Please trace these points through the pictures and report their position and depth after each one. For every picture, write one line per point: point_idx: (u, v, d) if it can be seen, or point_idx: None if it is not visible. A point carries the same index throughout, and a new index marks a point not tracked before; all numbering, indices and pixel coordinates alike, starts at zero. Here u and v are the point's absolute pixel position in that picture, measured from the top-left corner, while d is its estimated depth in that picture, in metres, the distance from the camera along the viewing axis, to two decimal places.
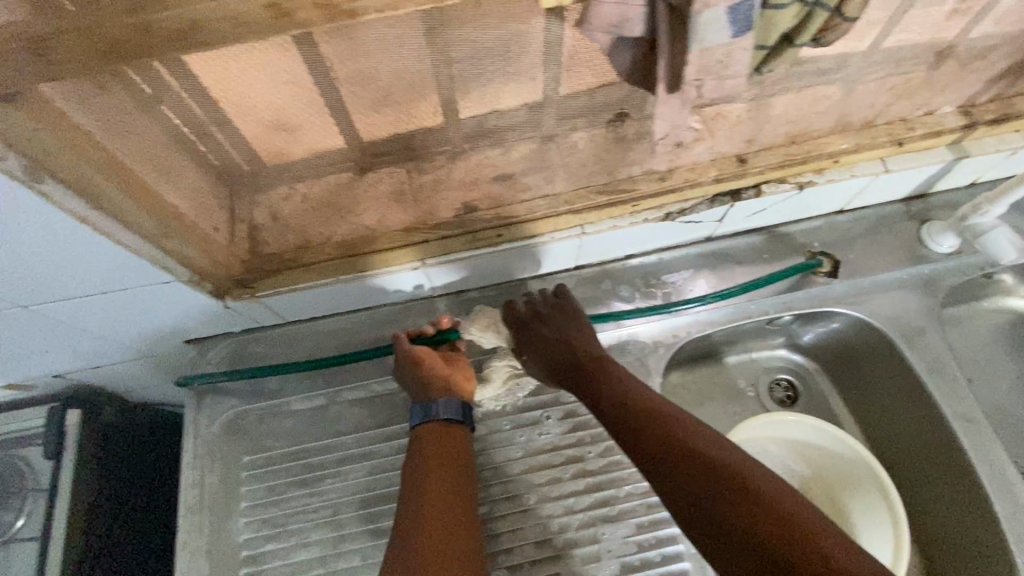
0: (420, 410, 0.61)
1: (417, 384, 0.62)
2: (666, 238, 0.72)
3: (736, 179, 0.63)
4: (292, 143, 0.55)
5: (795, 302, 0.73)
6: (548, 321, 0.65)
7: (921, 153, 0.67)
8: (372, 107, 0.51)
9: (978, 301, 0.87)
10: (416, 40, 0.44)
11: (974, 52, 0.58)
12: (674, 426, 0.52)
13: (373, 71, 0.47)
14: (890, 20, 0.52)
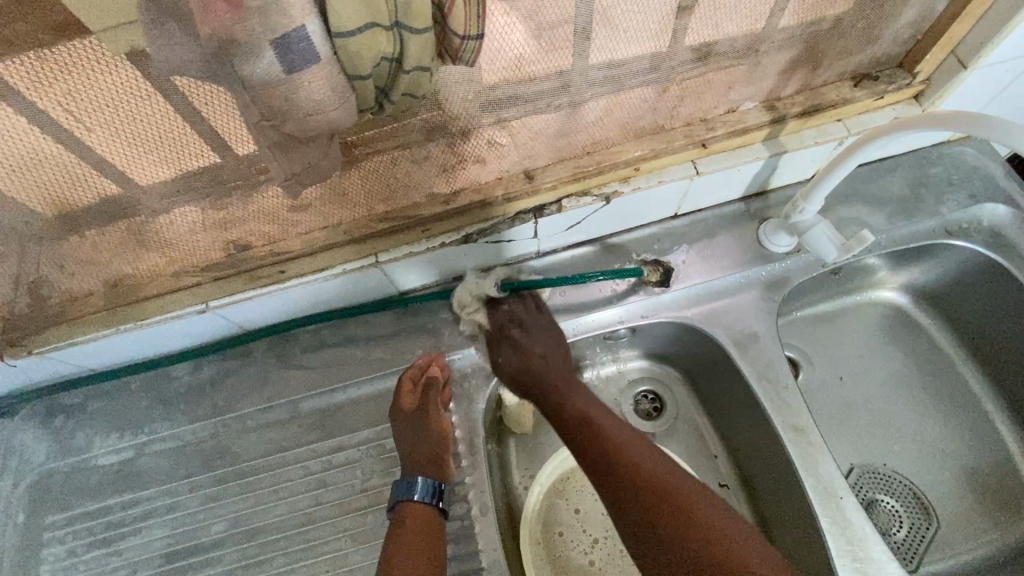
0: (406, 483, 0.59)
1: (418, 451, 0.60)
2: (486, 259, 0.69)
3: (527, 196, 0.61)
4: (50, 200, 0.46)
5: (627, 314, 0.70)
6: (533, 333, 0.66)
7: (732, 152, 0.64)
8: (122, 152, 0.43)
9: (851, 296, 0.82)
10: (115, 75, 0.36)
11: (747, 47, 0.55)
12: (618, 433, 0.59)
13: (92, 114, 0.39)
14: (629, 25, 0.49)
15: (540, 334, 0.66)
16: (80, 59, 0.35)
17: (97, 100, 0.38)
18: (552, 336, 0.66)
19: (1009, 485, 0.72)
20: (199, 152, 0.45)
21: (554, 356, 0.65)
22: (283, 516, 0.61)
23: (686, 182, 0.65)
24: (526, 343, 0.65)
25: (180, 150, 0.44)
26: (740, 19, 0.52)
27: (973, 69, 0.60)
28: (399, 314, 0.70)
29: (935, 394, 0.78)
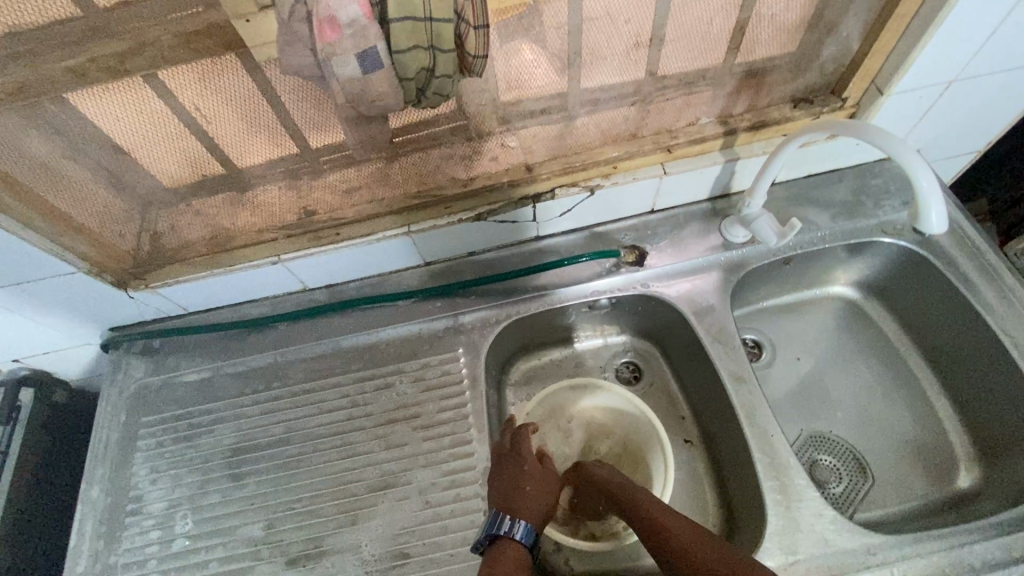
0: (498, 521, 0.64)
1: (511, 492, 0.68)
2: (495, 237, 0.86)
3: (527, 184, 0.78)
4: (189, 161, 0.68)
5: (608, 285, 0.85)
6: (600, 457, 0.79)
7: (694, 158, 0.80)
8: (244, 129, 0.64)
9: (812, 290, 0.95)
10: (249, 77, 0.56)
11: (688, 74, 0.74)
12: (657, 506, 0.67)
13: (229, 104, 0.59)
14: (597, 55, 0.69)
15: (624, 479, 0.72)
16: (229, 68, 0.55)
17: (225, 96, 0.58)
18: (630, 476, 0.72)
19: (941, 451, 0.81)
20: (293, 128, 0.65)
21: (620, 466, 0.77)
22: (326, 424, 0.78)
23: (658, 180, 0.81)
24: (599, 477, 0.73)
25: (278, 134, 0.66)
26: (687, 53, 0.71)
27: (888, 96, 0.74)
28: (424, 279, 0.88)
29: (881, 375, 0.89)
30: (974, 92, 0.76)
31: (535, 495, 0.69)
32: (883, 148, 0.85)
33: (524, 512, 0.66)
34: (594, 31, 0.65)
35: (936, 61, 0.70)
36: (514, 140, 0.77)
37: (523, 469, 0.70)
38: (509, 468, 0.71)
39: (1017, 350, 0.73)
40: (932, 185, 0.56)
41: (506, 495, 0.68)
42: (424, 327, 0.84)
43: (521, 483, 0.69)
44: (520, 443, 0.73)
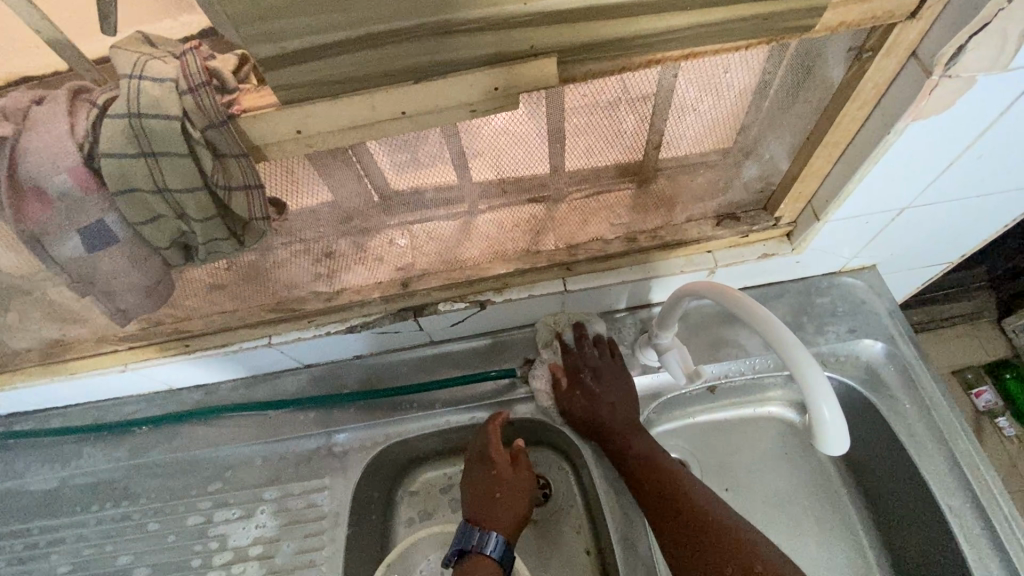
0: (465, 536, 0.67)
1: (479, 503, 0.69)
2: (380, 344, 0.76)
3: (403, 299, 0.68)
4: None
5: (505, 405, 0.75)
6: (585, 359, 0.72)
7: (600, 274, 0.70)
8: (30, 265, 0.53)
9: (749, 407, 0.84)
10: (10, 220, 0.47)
11: (585, 191, 0.62)
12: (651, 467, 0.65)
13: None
14: (465, 169, 0.55)
15: (613, 378, 0.71)
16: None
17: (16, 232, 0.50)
18: (619, 368, 0.71)
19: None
20: None
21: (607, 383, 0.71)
22: (170, 557, 0.69)
23: (559, 296, 0.70)
24: (586, 386, 0.70)
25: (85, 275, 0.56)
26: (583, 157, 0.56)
27: (824, 222, 0.63)
28: (302, 384, 0.78)
29: (820, 520, 0.77)
30: (929, 218, 0.65)
31: (507, 500, 0.69)
32: (827, 264, 0.73)
33: (496, 520, 0.67)
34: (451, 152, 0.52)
35: (878, 194, 0.58)
36: (404, 237, 0.62)
37: (493, 475, 0.69)
38: (477, 475, 0.70)
39: (959, 527, 0.63)
40: (825, 384, 0.44)
41: (478, 502, 0.69)
42: (294, 446, 0.75)
43: (492, 490, 0.69)
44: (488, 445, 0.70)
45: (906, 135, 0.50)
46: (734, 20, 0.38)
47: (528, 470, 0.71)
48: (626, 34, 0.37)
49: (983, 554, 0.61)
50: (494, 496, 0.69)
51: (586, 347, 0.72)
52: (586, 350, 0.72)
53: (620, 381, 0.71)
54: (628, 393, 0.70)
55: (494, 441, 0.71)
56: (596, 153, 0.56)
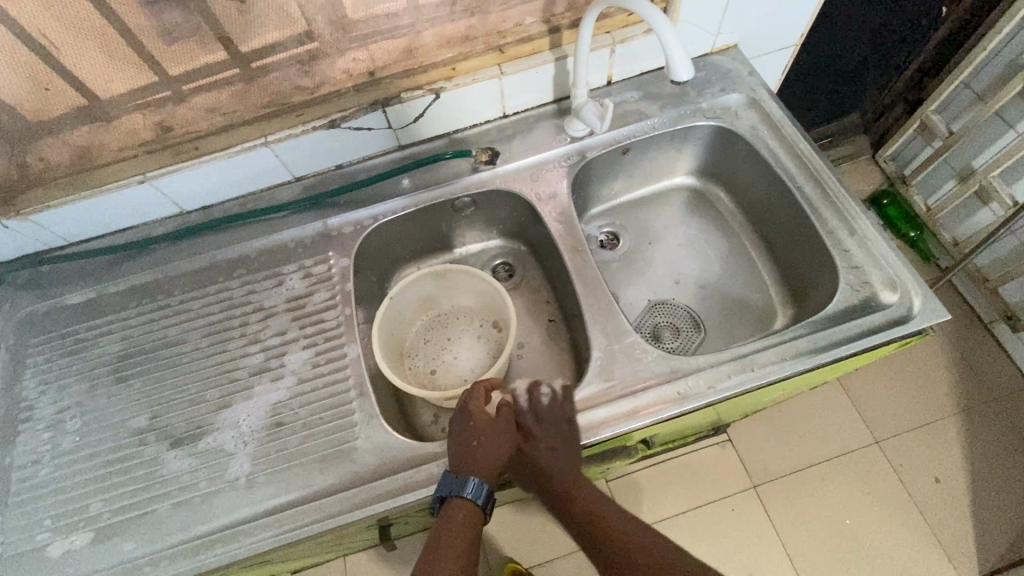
0: (445, 485, 0.66)
1: (457, 457, 0.68)
2: (357, 147, 0.92)
3: (371, 87, 0.84)
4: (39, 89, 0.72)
5: (465, 182, 0.93)
6: (539, 427, 0.72)
7: (529, 59, 0.87)
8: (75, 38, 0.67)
9: (661, 182, 1.05)
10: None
11: None
12: (557, 463, 0.70)
13: (53, 11, 0.64)
14: None
15: (547, 424, 0.72)
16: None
17: (61, 8, 0.64)
18: (558, 424, 0.71)
19: (767, 301, 0.93)
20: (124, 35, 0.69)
21: (560, 442, 0.71)
22: (212, 323, 0.85)
23: (498, 81, 0.88)
24: (534, 440, 0.71)
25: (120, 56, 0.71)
26: None
27: None
28: (296, 193, 0.94)
29: (717, 249, 1.00)
30: None
31: (489, 449, 0.68)
32: (700, 42, 0.94)
33: (476, 468, 0.67)
34: None
35: None
36: (363, 54, 0.82)
37: (471, 426, 0.69)
38: (457, 426, 0.70)
39: (805, 198, 0.83)
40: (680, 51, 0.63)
41: (456, 452, 0.68)
42: (297, 236, 0.91)
43: (470, 439, 0.68)
44: (469, 400, 0.71)
45: None
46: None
47: (508, 421, 0.71)
48: None
49: (827, 210, 0.81)
50: (473, 444, 0.68)
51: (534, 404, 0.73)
52: (539, 410, 0.73)
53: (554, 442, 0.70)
54: (571, 445, 0.70)
55: (475, 402, 0.72)
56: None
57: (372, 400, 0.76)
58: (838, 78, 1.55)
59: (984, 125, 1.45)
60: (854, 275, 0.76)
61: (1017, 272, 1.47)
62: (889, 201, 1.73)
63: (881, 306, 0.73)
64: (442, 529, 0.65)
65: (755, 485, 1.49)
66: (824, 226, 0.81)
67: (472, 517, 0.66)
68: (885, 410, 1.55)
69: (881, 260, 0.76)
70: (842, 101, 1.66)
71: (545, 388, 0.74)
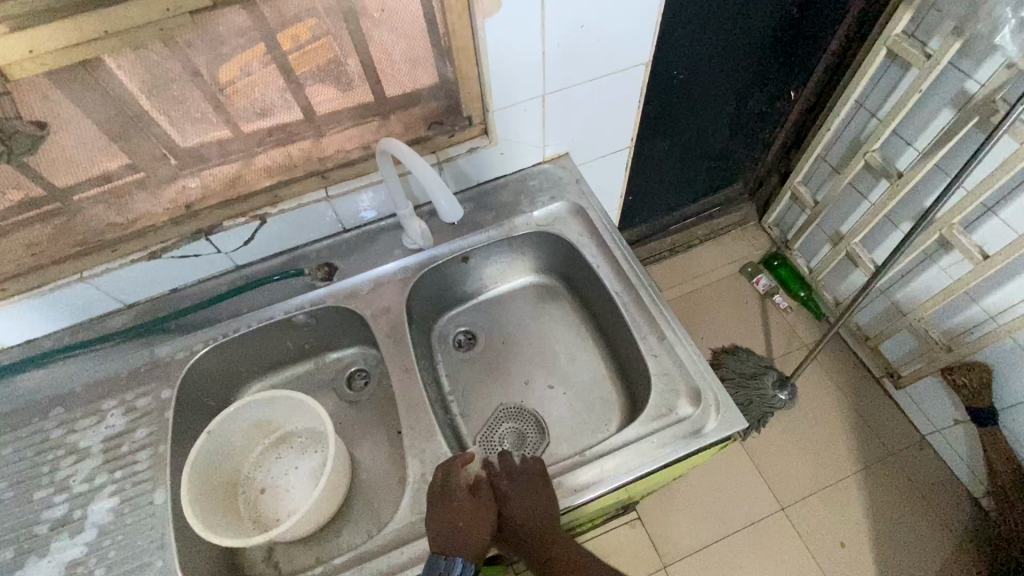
0: (433, 566, 0.64)
1: (445, 536, 0.66)
2: (189, 273, 0.92)
3: (189, 219, 0.85)
4: None
5: (300, 301, 0.92)
6: (532, 488, 0.73)
7: (352, 180, 0.90)
8: None
9: (515, 282, 1.07)
10: None
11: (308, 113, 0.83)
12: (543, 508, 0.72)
13: None
14: (198, 99, 0.74)
15: (535, 482, 0.74)
16: None
17: None
18: (534, 479, 0.74)
19: (610, 401, 0.94)
20: None
21: (530, 500, 0.72)
22: (18, 471, 0.80)
23: (325, 203, 0.90)
24: (506, 490, 0.74)
25: None
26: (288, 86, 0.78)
27: (493, 112, 0.88)
28: (127, 320, 0.91)
29: (568, 348, 1.01)
30: (569, 102, 0.92)
31: (471, 529, 0.68)
32: (528, 154, 0.99)
33: (463, 548, 0.66)
34: (179, 85, 0.71)
35: (511, 79, 0.84)
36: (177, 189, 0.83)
37: (453, 505, 0.68)
38: (439, 508, 0.68)
39: (623, 305, 0.87)
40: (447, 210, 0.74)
41: (441, 533, 0.66)
42: (122, 367, 0.88)
43: (454, 521, 0.67)
44: (450, 479, 0.71)
45: (487, 30, 0.76)
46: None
47: (486, 502, 0.73)
48: None
49: (642, 317, 0.85)
50: (458, 522, 0.68)
51: (510, 461, 0.77)
52: (508, 466, 0.76)
53: (549, 490, 0.73)
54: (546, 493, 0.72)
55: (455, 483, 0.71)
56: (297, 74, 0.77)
57: (173, 551, 0.72)
58: (709, 155, 1.65)
59: (841, 195, 1.54)
60: (664, 384, 0.79)
61: (892, 331, 1.51)
62: (780, 263, 1.81)
63: (682, 416, 0.76)
64: None
65: (669, 566, 1.45)
66: (638, 332, 0.84)
67: None
68: (791, 475, 1.54)
69: (687, 367, 0.79)
70: (720, 174, 1.75)
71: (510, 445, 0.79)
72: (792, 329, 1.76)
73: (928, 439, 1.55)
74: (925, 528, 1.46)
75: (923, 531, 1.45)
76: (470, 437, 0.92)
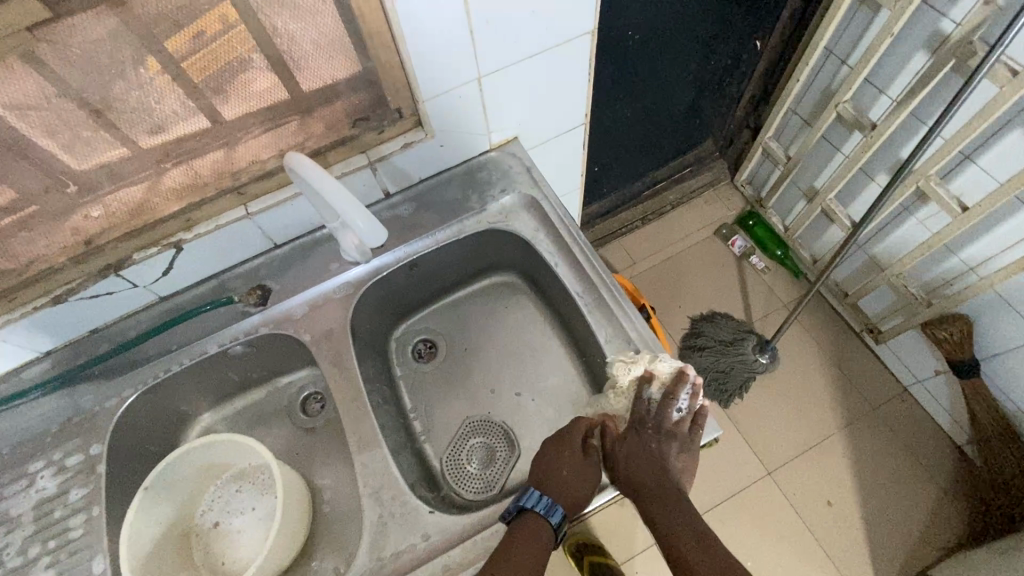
0: (519, 499, 0.68)
1: (545, 479, 0.70)
2: (105, 311, 0.82)
3: (90, 257, 0.75)
4: None
5: (234, 331, 0.84)
6: (660, 439, 0.72)
7: (275, 193, 0.80)
8: None
9: (473, 281, 1.01)
10: None
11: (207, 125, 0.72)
12: (665, 463, 0.70)
13: None
14: (69, 125, 0.63)
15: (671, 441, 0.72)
16: None
17: None
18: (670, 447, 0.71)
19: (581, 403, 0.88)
20: None
21: (638, 456, 0.71)
22: None
23: (247, 221, 0.81)
24: (636, 442, 0.73)
25: None
26: (176, 98, 0.67)
27: (424, 102, 0.79)
28: (45, 370, 0.83)
29: (532, 350, 0.94)
30: (509, 83, 0.82)
31: (574, 477, 0.71)
32: (472, 143, 0.90)
33: (558, 496, 0.69)
34: (38, 111, 0.60)
35: (440, 66, 0.75)
36: (69, 225, 0.73)
37: (567, 442, 0.74)
38: (555, 453, 0.73)
39: (585, 307, 0.81)
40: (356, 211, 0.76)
41: (541, 476, 0.71)
42: (43, 423, 0.80)
43: (557, 467, 0.71)
44: (568, 430, 0.75)
45: (400, 12, 0.66)
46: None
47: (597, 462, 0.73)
48: None
49: (606, 318, 0.80)
50: (563, 471, 0.71)
51: (660, 416, 0.73)
52: (661, 417, 0.73)
53: (684, 456, 0.71)
54: (673, 456, 0.71)
55: (578, 431, 0.75)
56: (183, 83, 0.66)
57: None
58: (676, 116, 1.55)
59: (813, 150, 1.46)
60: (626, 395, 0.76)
61: (871, 285, 1.47)
62: (755, 221, 1.75)
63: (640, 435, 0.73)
64: (511, 542, 0.65)
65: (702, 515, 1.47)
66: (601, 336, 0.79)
67: (542, 538, 0.65)
68: (777, 440, 1.53)
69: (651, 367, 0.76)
70: (689, 133, 1.66)
71: (651, 389, 0.74)
72: (771, 290, 1.71)
73: (910, 390, 1.55)
74: (909, 479, 1.47)
75: (908, 481, 1.47)
76: (435, 455, 0.88)
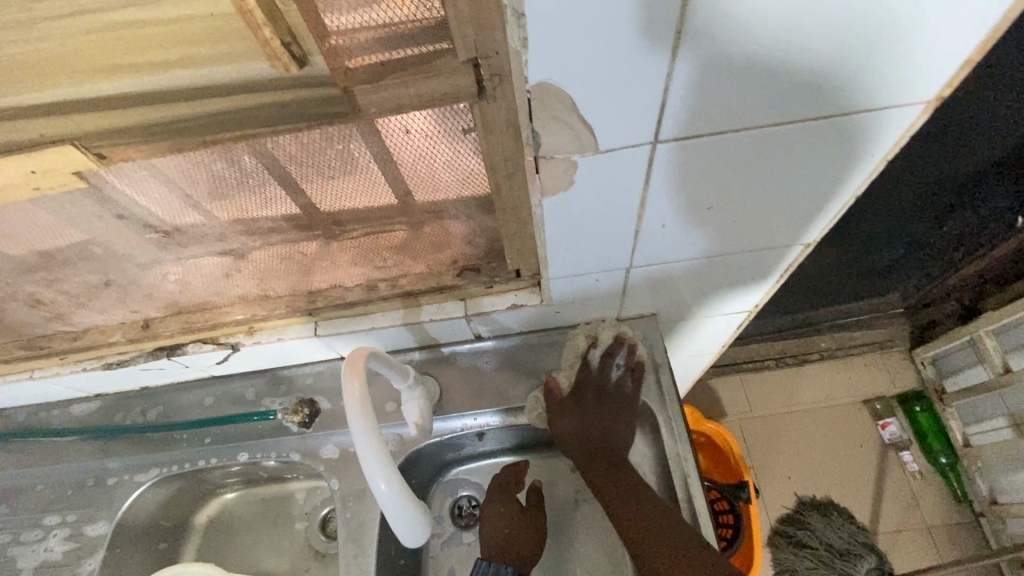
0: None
1: (497, 545, 0.68)
2: (155, 378, 0.76)
3: (144, 340, 0.69)
4: None
5: (268, 445, 0.74)
6: (599, 399, 0.68)
7: (350, 320, 0.68)
8: None
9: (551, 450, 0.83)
10: None
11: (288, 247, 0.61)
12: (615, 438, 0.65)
13: None
14: (135, 235, 0.55)
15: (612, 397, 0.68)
16: None
17: None
18: (626, 402, 0.68)
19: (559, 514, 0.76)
20: None
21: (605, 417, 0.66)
22: None
23: (312, 340, 0.69)
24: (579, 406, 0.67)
25: None
26: (256, 227, 0.56)
27: (549, 278, 0.61)
28: (88, 414, 0.80)
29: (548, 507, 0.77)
30: (664, 274, 0.62)
31: (520, 539, 0.69)
32: (596, 313, 0.71)
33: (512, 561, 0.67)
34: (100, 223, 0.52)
35: (583, 253, 0.56)
36: (131, 307, 0.67)
37: (502, 502, 0.72)
38: (491, 511, 0.72)
39: None
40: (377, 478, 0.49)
41: (493, 543, 0.69)
42: (69, 472, 0.77)
43: (505, 532, 0.69)
44: (500, 482, 0.74)
45: (547, 208, 0.48)
46: (254, 107, 0.37)
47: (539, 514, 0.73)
48: (131, 125, 0.38)
49: None
50: (510, 533, 0.69)
51: (602, 377, 0.70)
52: (601, 384, 0.69)
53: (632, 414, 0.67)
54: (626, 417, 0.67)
55: (508, 483, 0.74)
56: (262, 215, 0.54)
57: None
58: (865, 266, 1.23)
59: None
60: None
61: None
62: (922, 408, 1.40)
63: None
64: None
65: None
66: None
67: None
68: None
69: None
70: (873, 284, 1.32)
71: (621, 355, 0.70)
72: (914, 500, 1.35)
73: None
74: None
75: None
76: None
